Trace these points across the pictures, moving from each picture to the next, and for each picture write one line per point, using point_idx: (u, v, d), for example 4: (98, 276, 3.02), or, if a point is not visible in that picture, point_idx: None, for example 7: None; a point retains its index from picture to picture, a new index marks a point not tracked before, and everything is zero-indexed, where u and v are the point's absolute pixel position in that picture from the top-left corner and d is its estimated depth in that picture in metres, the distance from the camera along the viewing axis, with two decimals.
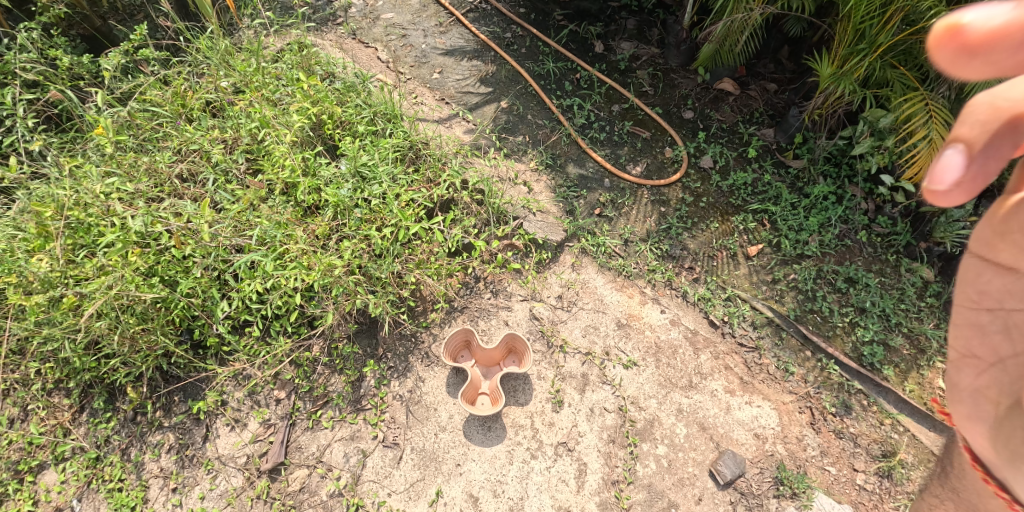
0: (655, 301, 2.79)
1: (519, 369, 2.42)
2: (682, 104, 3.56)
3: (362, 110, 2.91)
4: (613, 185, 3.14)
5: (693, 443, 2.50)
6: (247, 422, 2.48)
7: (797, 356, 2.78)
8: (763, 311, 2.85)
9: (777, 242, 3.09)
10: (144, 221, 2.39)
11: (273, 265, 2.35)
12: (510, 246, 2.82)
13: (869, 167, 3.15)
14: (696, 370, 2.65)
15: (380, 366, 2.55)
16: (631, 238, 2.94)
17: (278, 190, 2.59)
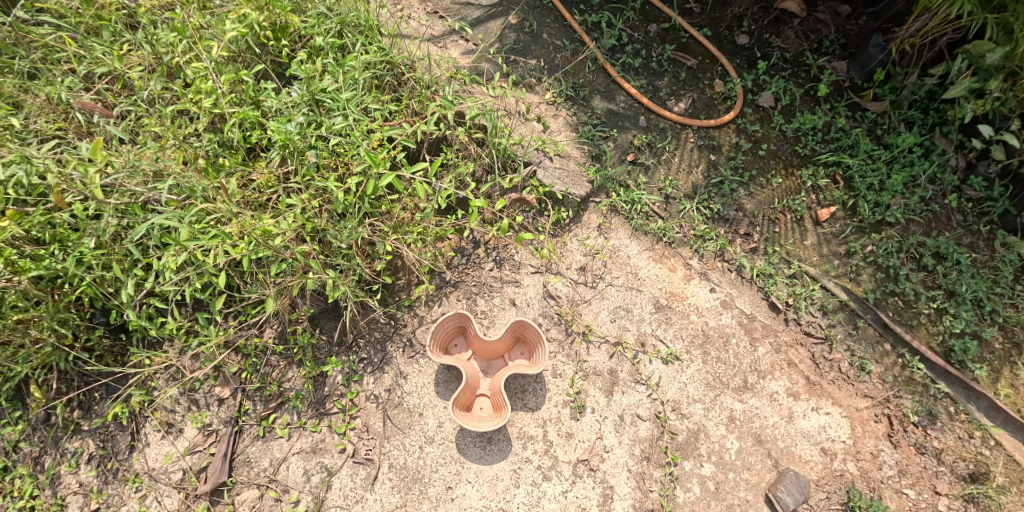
0: (704, 276, 2.15)
1: (530, 370, 1.81)
2: (736, 25, 2.81)
3: (324, 18, 2.12)
4: (650, 125, 2.44)
5: (746, 460, 1.97)
6: (182, 428, 2.02)
7: (874, 351, 2.23)
8: (837, 292, 2.26)
9: (853, 203, 2.46)
10: (23, 171, 1.73)
11: (191, 232, 1.67)
12: (520, 201, 2.12)
13: (962, 115, 2.41)
14: (753, 367, 2.07)
15: (349, 358, 1.98)
16: (673, 193, 2.27)
17: (207, 126, 1.93)
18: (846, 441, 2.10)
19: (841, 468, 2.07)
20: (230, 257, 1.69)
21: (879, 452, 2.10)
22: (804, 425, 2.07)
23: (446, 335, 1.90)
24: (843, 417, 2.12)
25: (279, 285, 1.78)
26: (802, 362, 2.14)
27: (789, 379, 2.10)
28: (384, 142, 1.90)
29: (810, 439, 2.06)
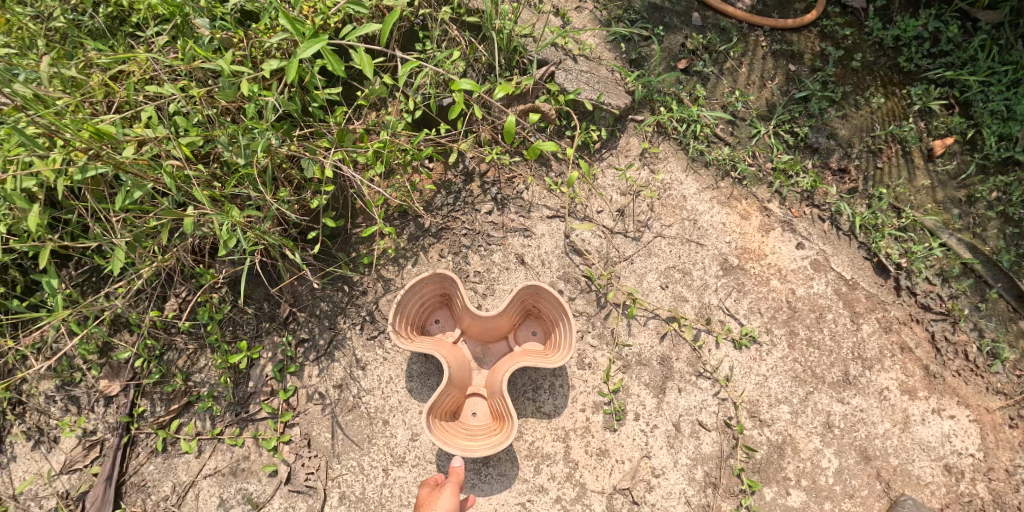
0: (787, 226, 1.53)
1: (547, 362, 1.20)
2: None
3: None
4: (705, 23, 1.75)
5: (850, 486, 1.39)
6: (57, 438, 1.41)
7: (1009, 332, 1.57)
8: (958, 251, 1.63)
9: (974, 133, 1.74)
10: None
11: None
12: (534, 111, 1.46)
13: None
14: (856, 353, 1.48)
15: (284, 340, 1.37)
16: (740, 113, 1.63)
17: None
18: (975, 454, 1.49)
19: (968, 492, 1.47)
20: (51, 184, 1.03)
21: (1017, 469, 1.48)
22: (923, 433, 1.48)
23: (423, 306, 1.30)
24: (969, 421, 1.51)
25: (132, 229, 1.08)
26: (918, 346, 1.55)
27: (903, 371, 1.51)
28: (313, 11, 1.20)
29: (930, 453, 1.47)
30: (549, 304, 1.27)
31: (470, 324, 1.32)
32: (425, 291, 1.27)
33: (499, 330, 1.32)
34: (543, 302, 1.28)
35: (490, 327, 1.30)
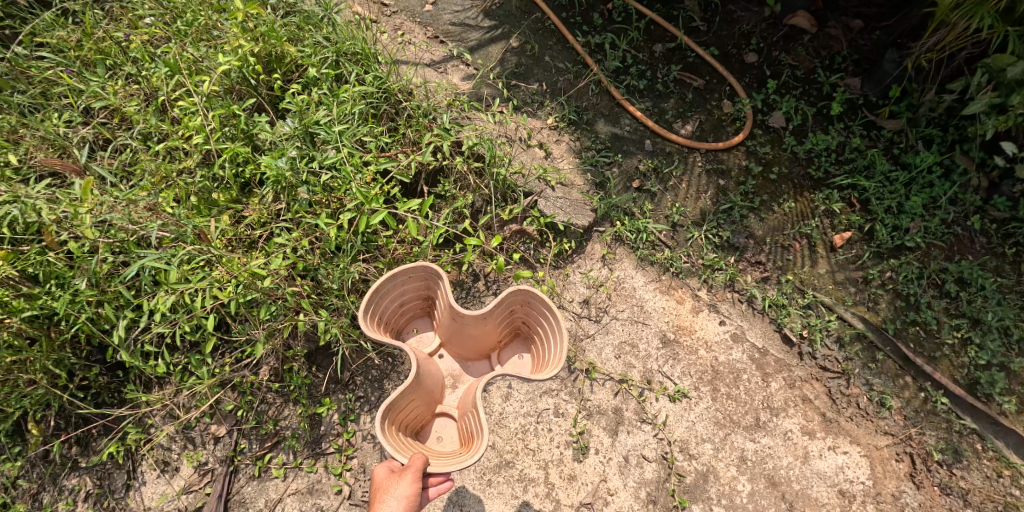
0: (711, 308, 2.11)
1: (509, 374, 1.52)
2: (744, 44, 2.74)
3: (322, 50, 2.17)
4: (656, 149, 2.42)
5: (759, 503, 1.89)
6: (178, 467, 1.97)
7: (894, 384, 2.12)
8: (853, 323, 2.16)
9: (870, 228, 2.35)
10: (14, 213, 1.77)
11: (182, 274, 1.69)
12: (521, 232, 2.10)
13: (986, 132, 2.33)
14: (765, 403, 1.99)
15: (346, 396, 1.95)
16: (681, 221, 2.25)
17: (198, 162, 1.89)
18: (866, 482, 1.98)
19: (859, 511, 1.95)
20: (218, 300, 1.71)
21: (900, 494, 1.99)
22: (820, 465, 1.97)
23: (403, 302, 1.70)
24: (861, 456, 2.01)
25: (266, 327, 1.76)
26: (817, 397, 2.04)
27: (803, 417, 2.01)
28: (377, 177, 1.90)
29: (825, 480, 1.95)
30: (521, 307, 1.63)
31: (447, 328, 1.70)
32: (408, 286, 1.65)
33: (473, 337, 1.70)
34: (516, 309, 1.64)
35: (468, 332, 1.66)
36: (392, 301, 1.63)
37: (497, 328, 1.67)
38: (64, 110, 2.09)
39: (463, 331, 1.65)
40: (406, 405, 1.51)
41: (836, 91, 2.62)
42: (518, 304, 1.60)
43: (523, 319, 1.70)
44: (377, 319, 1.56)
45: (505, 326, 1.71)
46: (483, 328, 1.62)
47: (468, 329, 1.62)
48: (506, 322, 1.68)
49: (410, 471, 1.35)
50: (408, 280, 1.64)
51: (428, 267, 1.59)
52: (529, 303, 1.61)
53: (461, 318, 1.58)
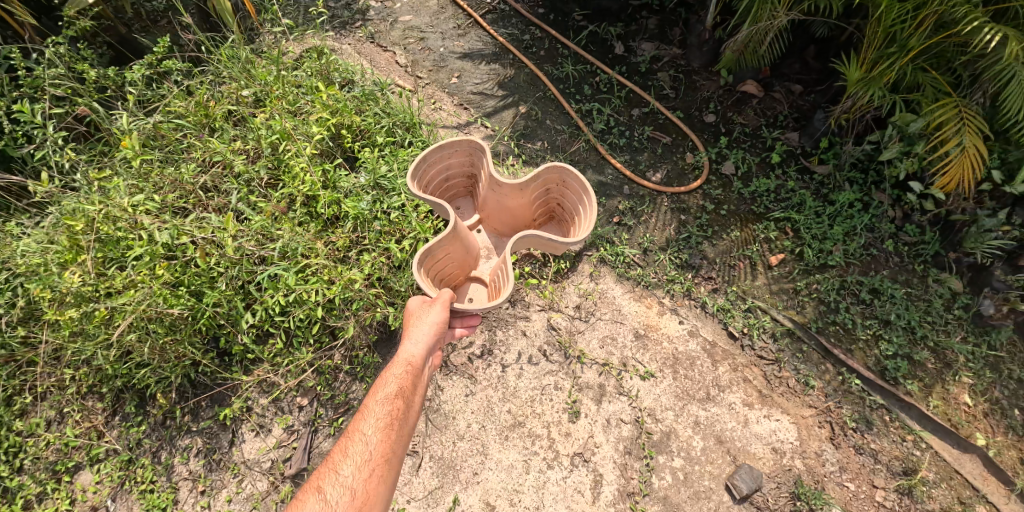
0: (674, 311, 2.79)
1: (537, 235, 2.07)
2: (704, 107, 3.46)
3: (381, 119, 2.94)
4: (632, 193, 3.15)
5: (709, 456, 2.49)
6: (271, 427, 2.48)
7: (817, 370, 2.68)
8: (784, 322, 2.77)
9: (800, 251, 2.95)
10: (171, 233, 2.34)
11: (295, 278, 2.39)
12: (528, 256, 2.84)
13: (898, 173, 2.97)
14: (714, 382, 2.63)
15: None
16: (650, 246, 2.96)
17: (300, 202, 2.61)
18: (794, 442, 2.53)
19: (789, 464, 2.49)
20: (323, 297, 2.43)
21: (822, 452, 2.51)
22: (757, 428, 2.55)
23: (449, 175, 2.30)
24: (790, 423, 2.57)
25: (355, 318, 2.47)
26: (756, 378, 2.66)
27: (745, 392, 2.62)
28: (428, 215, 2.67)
29: (761, 439, 2.53)
30: (552, 183, 2.18)
31: (485, 198, 2.29)
32: (454, 159, 2.24)
33: (508, 207, 2.28)
34: (548, 184, 2.19)
35: (503, 201, 2.24)
36: (442, 170, 2.23)
37: (530, 200, 2.24)
38: (190, 163, 2.65)
39: (500, 200, 2.24)
40: (444, 252, 2.11)
41: (776, 144, 3.26)
42: (549, 179, 2.15)
43: (553, 195, 2.25)
44: (427, 180, 2.17)
45: (538, 201, 2.27)
46: (517, 196, 2.19)
47: (503, 197, 2.20)
48: (539, 196, 2.24)
49: (439, 303, 1.92)
50: (454, 156, 2.23)
51: (472, 144, 2.18)
52: (561, 180, 2.16)
53: (499, 187, 2.17)
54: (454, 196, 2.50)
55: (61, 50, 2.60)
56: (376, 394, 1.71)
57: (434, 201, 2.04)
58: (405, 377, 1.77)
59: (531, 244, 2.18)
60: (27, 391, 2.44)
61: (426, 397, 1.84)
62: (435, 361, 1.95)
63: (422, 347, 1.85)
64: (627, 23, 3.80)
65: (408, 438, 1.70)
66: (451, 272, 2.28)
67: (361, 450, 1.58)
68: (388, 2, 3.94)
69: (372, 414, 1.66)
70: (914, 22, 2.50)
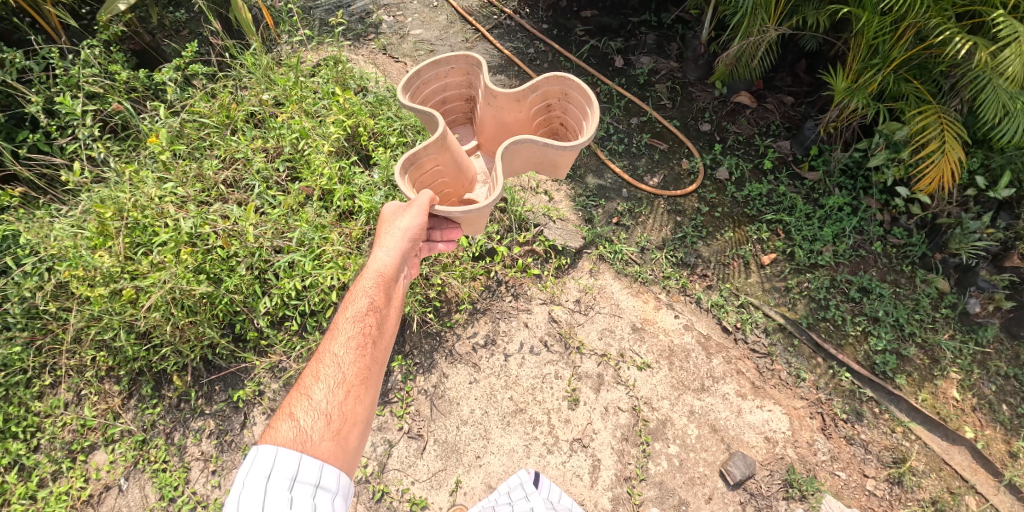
0: (670, 306, 2.91)
1: (537, 137, 1.97)
2: (699, 117, 3.63)
3: (393, 122, 3.10)
4: (631, 195, 3.30)
5: (704, 444, 2.58)
6: None
7: (808, 363, 2.78)
8: (776, 317, 2.88)
9: (791, 251, 3.08)
10: (195, 222, 2.49)
11: (311, 264, 2.53)
12: (531, 252, 2.97)
13: (885, 179, 3.11)
14: (708, 374, 2.73)
15: (406, 362, 2.66)
16: (647, 245, 3.09)
17: (316, 196, 2.76)
18: (786, 432, 2.61)
19: (781, 452, 2.57)
20: (338, 282, 2.56)
21: (813, 441, 2.59)
22: (751, 418, 2.64)
23: (446, 97, 2.29)
24: (782, 413, 2.65)
25: None
26: (748, 370, 2.76)
27: (738, 383, 2.72)
28: None
29: (755, 429, 2.61)
30: (553, 97, 2.13)
31: (481, 117, 2.25)
32: (451, 79, 2.23)
33: (506, 123, 2.23)
34: (548, 97, 2.14)
35: (501, 117, 2.19)
36: (437, 90, 2.22)
37: (529, 116, 2.19)
38: (212, 159, 2.80)
39: (497, 115, 2.19)
40: (432, 163, 2.07)
41: (768, 151, 3.42)
42: (549, 91, 2.10)
43: (555, 112, 2.20)
44: (422, 99, 2.16)
45: (538, 118, 2.23)
46: (515, 109, 2.14)
47: (501, 111, 2.15)
48: (539, 111, 2.19)
49: (415, 207, 1.94)
50: (451, 75, 2.22)
51: (467, 60, 2.15)
52: (562, 93, 2.11)
53: (494, 99, 2.11)
54: (455, 123, 2.47)
55: (96, 52, 2.80)
56: (346, 312, 1.81)
57: (423, 111, 2.02)
58: (375, 291, 1.87)
59: (529, 156, 2.12)
60: (47, 372, 2.47)
61: (400, 306, 1.95)
62: (409, 268, 2.04)
63: (393, 255, 1.94)
64: (626, 39, 4.01)
65: (382, 352, 1.82)
66: (442, 189, 2.24)
67: (334, 371, 1.68)
68: (399, 17, 4.14)
69: (343, 334, 1.77)
70: (894, 36, 2.68)
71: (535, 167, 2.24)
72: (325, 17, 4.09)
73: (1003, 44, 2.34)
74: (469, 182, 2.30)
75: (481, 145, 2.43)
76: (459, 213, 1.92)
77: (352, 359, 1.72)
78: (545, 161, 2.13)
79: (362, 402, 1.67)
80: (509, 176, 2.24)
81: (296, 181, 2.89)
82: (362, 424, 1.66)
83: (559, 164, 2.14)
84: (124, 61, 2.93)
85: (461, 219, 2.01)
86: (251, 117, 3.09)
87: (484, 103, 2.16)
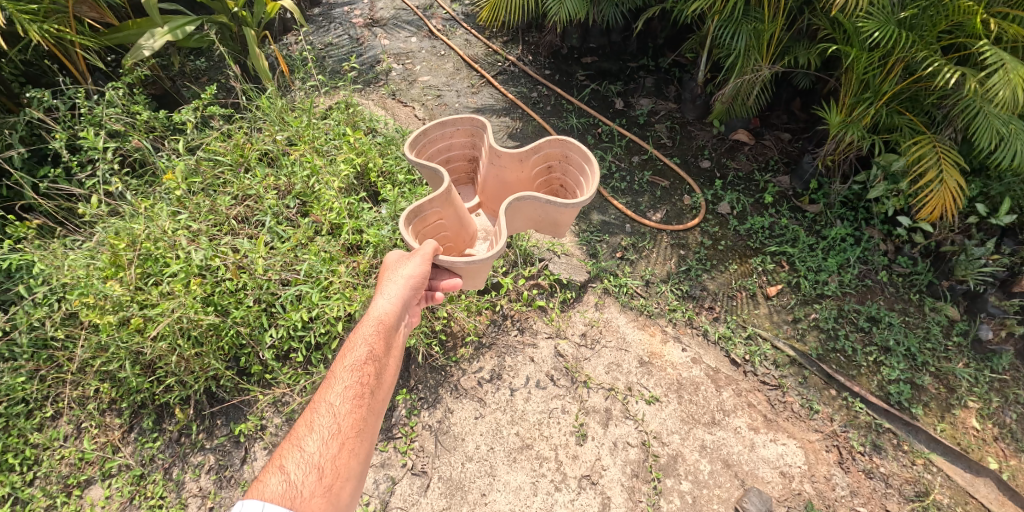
0: (677, 339, 2.89)
1: (538, 196, 1.98)
2: (699, 154, 3.72)
3: (401, 162, 3.23)
4: (634, 230, 3.35)
5: (717, 480, 2.49)
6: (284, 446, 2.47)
7: (821, 395, 2.72)
8: (785, 349, 2.84)
9: (796, 282, 3.08)
10: (205, 255, 2.53)
11: (318, 296, 2.55)
12: (536, 285, 2.98)
13: (886, 210, 3.15)
14: (719, 407, 2.67)
15: (411, 396, 2.62)
16: (652, 279, 3.10)
17: (325, 230, 2.83)
18: (802, 466, 2.53)
19: (798, 488, 2.48)
20: (345, 314, 2.57)
21: (831, 476, 2.50)
22: (764, 452, 2.56)
23: (451, 156, 2.31)
24: (797, 447, 2.57)
25: None
26: (760, 403, 2.70)
27: (750, 416, 2.65)
28: None
29: (769, 464, 2.53)
30: (554, 158, 2.15)
31: (485, 178, 2.27)
32: (456, 140, 2.26)
33: (508, 183, 2.25)
34: (550, 159, 2.16)
35: (502, 176, 2.21)
36: (442, 149, 2.25)
37: (531, 176, 2.21)
38: (225, 195, 2.88)
39: (499, 174, 2.21)
40: (436, 217, 2.06)
41: (768, 186, 3.48)
42: (551, 153, 2.13)
43: (556, 174, 2.21)
44: (426, 156, 2.18)
45: (538, 180, 2.23)
46: (516, 169, 2.16)
47: (503, 170, 2.18)
48: (540, 173, 2.21)
49: (418, 256, 1.91)
50: (456, 135, 2.25)
51: (473, 122, 2.20)
52: (563, 155, 2.13)
53: (498, 157, 2.14)
54: (457, 183, 2.48)
55: (120, 93, 2.95)
56: (344, 361, 1.74)
57: (427, 166, 2.04)
58: (375, 339, 1.80)
59: (530, 214, 2.12)
60: (48, 404, 2.46)
61: (399, 355, 1.88)
62: (409, 316, 1.97)
63: (394, 303, 1.87)
64: (626, 82, 4.20)
65: (378, 403, 1.74)
66: (445, 243, 2.21)
67: (328, 422, 1.60)
68: (408, 65, 4.35)
69: (339, 383, 1.69)
70: (884, 70, 2.80)
71: (536, 226, 2.24)
72: (337, 65, 4.30)
73: (989, 72, 2.44)
74: (471, 238, 2.28)
75: (483, 204, 2.44)
76: (463, 263, 1.91)
77: (348, 409, 1.64)
78: (547, 220, 2.14)
79: (357, 453, 1.58)
80: (510, 234, 2.24)
81: (306, 217, 2.96)
82: (355, 479, 1.56)
83: (560, 222, 2.13)
84: (145, 102, 3.08)
85: (463, 270, 1.98)
86: (264, 156, 3.19)
87: (487, 162, 2.18)
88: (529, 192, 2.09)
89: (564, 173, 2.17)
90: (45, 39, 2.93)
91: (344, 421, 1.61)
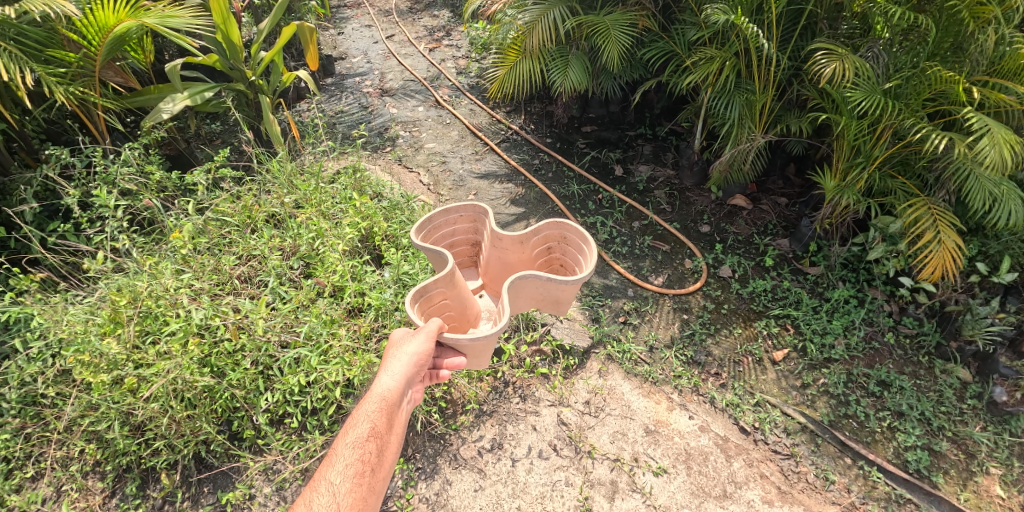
0: (683, 407, 2.80)
1: (540, 275, 1.99)
2: (698, 219, 3.78)
3: (405, 226, 3.30)
4: (636, 294, 3.35)
5: None
6: None
7: (836, 464, 2.60)
8: (795, 416, 2.74)
9: (802, 346, 3.03)
10: (206, 314, 2.50)
11: (318, 360, 2.50)
12: (539, 351, 2.95)
13: (887, 270, 3.16)
14: (730, 478, 2.54)
15: (408, 466, 2.50)
16: (655, 344, 3.06)
17: (328, 292, 2.83)
18: None
19: None
20: (344, 377, 2.51)
21: None
22: None
23: (455, 240, 2.33)
24: None
25: None
26: (772, 474, 2.57)
27: (763, 488, 2.51)
28: None
29: None
30: (553, 240, 2.17)
31: (487, 260, 2.29)
32: (460, 225, 2.29)
33: (510, 264, 2.28)
34: (549, 240, 2.19)
35: (505, 257, 2.24)
36: (447, 234, 2.27)
37: (531, 256, 2.23)
38: (230, 255, 2.90)
39: (501, 256, 2.24)
40: (441, 296, 2.06)
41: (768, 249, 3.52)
42: (550, 234, 2.15)
43: (556, 254, 2.22)
44: (432, 240, 2.20)
45: (539, 259, 2.25)
46: (518, 250, 2.19)
47: (505, 252, 2.21)
48: (540, 253, 2.23)
49: (423, 333, 1.84)
50: (460, 221, 2.28)
51: (476, 208, 2.25)
52: (562, 236, 2.15)
53: (500, 241, 2.18)
54: (461, 265, 2.50)
55: (135, 153, 3.06)
56: (346, 437, 1.69)
57: (433, 249, 2.06)
58: (378, 416, 1.74)
59: (531, 293, 2.13)
60: (29, 464, 2.35)
61: (401, 433, 1.82)
62: (412, 392, 1.91)
63: (397, 380, 1.80)
64: (625, 150, 4.35)
65: (378, 484, 1.67)
66: (448, 323, 2.18)
67: (327, 502, 1.53)
68: (415, 133, 4.53)
69: (340, 460, 1.63)
70: (873, 137, 2.91)
71: (537, 304, 2.23)
72: (348, 132, 4.48)
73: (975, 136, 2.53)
74: (474, 317, 2.26)
75: (486, 285, 2.45)
76: (468, 340, 1.87)
77: (350, 486, 1.58)
78: (551, 298, 2.13)
79: None
80: (512, 313, 2.24)
81: (309, 278, 2.97)
82: None
83: (560, 299, 2.13)
84: (159, 163, 3.17)
85: (468, 347, 1.94)
86: (271, 218, 3.25)
87: (489, 245, 2.21)
88: (530, 271, 2.10)
89: (564, 253, 2.19)
90: (69, 100, 3.06)
91: (347, 500, 1.55)
